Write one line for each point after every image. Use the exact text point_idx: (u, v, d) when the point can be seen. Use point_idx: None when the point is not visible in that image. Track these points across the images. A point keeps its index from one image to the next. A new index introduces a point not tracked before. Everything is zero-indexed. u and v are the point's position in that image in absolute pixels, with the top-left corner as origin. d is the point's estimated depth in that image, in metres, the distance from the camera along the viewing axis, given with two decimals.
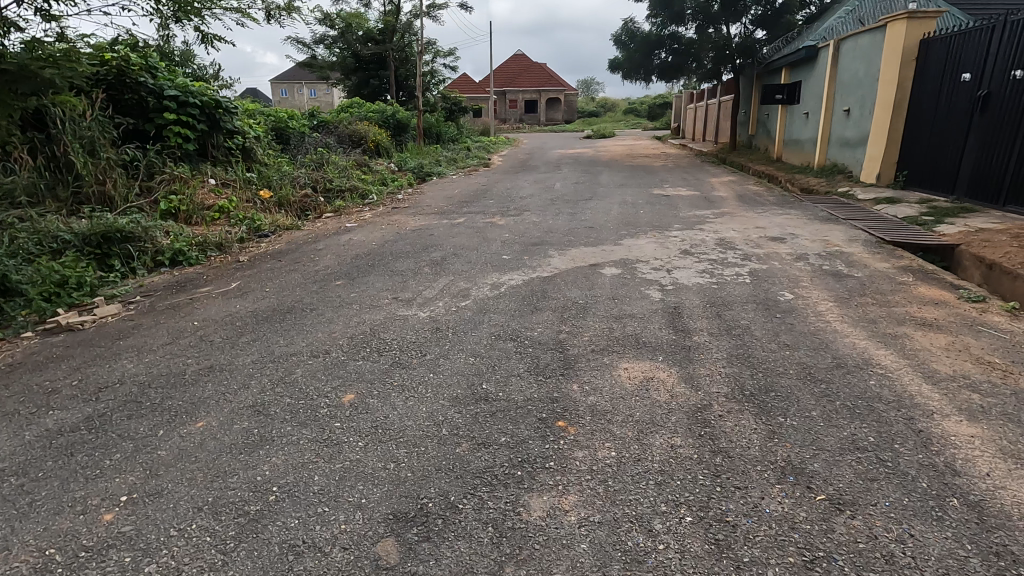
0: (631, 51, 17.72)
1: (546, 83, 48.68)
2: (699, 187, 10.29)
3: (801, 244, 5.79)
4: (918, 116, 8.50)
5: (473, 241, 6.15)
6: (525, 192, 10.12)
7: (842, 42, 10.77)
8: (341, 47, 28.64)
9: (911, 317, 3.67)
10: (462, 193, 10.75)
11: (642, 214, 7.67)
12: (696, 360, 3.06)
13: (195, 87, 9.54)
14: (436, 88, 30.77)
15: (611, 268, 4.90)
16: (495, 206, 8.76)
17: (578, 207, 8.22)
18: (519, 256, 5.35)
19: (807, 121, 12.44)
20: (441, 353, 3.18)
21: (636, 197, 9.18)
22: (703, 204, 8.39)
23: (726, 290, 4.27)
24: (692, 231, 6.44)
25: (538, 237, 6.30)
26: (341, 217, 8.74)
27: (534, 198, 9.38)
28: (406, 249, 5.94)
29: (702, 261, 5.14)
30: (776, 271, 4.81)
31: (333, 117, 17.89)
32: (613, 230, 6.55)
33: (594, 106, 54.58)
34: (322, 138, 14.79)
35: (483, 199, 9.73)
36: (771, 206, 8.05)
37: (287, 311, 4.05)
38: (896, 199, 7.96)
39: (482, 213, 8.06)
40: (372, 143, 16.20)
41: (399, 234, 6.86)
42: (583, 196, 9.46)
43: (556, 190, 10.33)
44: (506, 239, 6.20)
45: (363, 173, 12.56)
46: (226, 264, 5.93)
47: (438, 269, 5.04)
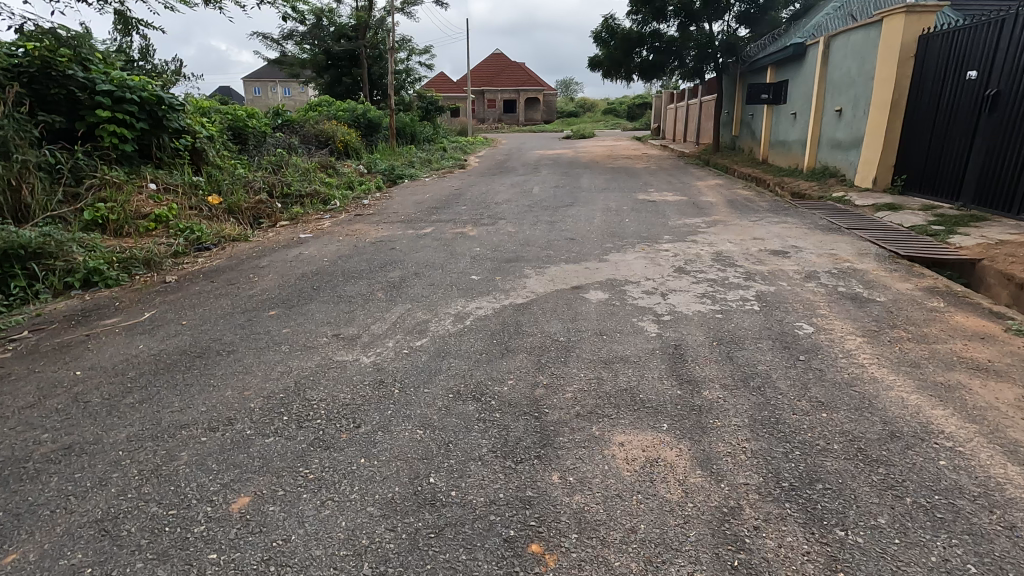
0: (612, 49, 17.12)
1: (525, 82, 48.07)
2: (686, 192, 9.69)
3: (807, 259, 5.18)
4: (918, 116, 7.99)
5: (439, 257, 5.42)
6: (501, 198, 9.40)
7: (832, 39, 10.26)
8: (312, 44, 27.59)
9: (959, 358, 3.05)
10: (433, 198, 9.99)
11: (628, 222, 7.03)
12: (710, 429, 2.38)
13: (134, 82, 8.62)
14: (411, 87, 29.86)
15: (596, 292, 4.22)
16: (468, 213, 8.03)
17: (558, 215, 7.54)
18: (490, 277, 4.63)
19: (795, 122, 11.92)
20: (383, 422, 2.44)
21: (620, 203, 8.53)
22: (692, 211, 7.77)
23: (733, 322, 3.62)
24: (685, 243, 5.78)
25: (513, 251, 5.59)
26: (297, 226, 7.95)
27: (510, 204, 8.67)
28: (362, 267, 5.19)
29: (699, 281, 4.48)
30: (786, 295, 4.18)
31: (300, 116, 16.94)
32: (596, 243, 5.87)
33: (574, 106, 54.12)
34: (285, 138, 13.87)
35: (455, 204, 9.00)
36: (765, 213, 7.46)
37: (198, 356, 3.26)
38: (898, 206, 7.43)
39: (453, 222, 7.33)
40: (340, 143, 15.32)
41: (357, 248, 6.09)
42: (563, 202, 8.78)
43: (534, 195, 9.64)
44: (477, 254, 5.48)
45: (328, 176, 11.72)
46: (149, 285, 5.08)
47: (395, 293, 4.30)
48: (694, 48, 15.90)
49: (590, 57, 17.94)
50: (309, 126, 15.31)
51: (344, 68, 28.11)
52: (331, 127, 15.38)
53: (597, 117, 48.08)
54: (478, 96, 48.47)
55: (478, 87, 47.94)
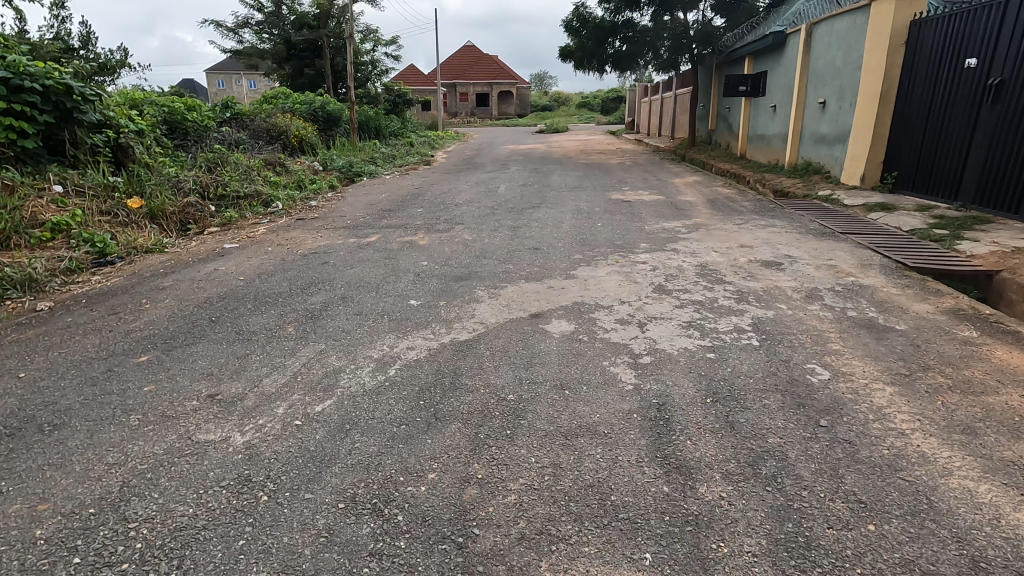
0: (583, 39, 16.35)
1: (497, 75, 47.10)
2: (663, 191, 8.99)
3: (804, 272, 4.50)
4: (910, 108, 7.41)
5: (379, 274, 4.59)
6: (463, 198, 8.55)
7: (815, 26, 9.65)
8: (273, 33, 26.22)
9: (1020, 416, 2.36)
10: (389, 199, 9.10)
11: (600, 227, 6.28)
12: (714, 563, 1.61)
13: (36, 68, 7.52)
14: (378, 79, 28.63)
15: (560, 321, 3.45)
16: (424, 217, 7.20)
17: (523, 219, 6.75)
18: (433, 302, 3.83)
19: (776, 115, 11.33)
20: (227, 564, 1.62)
21: (592, 204, 7.78)
22: (672, 214, 7.06)
23: (728, 363, 2.88)
24: (664, 254, 5.05)
25: (467, 265, 4.79)
26: (228, 233, 7.04)
27: (472, 206, 7.84)
28: (284, 288, 4.32)
29: (684, 305, 3.74)
30: (788, 321, 3.47)
31: (251, 109, 15.78)
32: (563, 254, 5.09)
33: (549, 100, 53.32)
34: (232, 133, 12.77)
35: (412, 206, 8.15)
36: (750, 215, 6.79)
37: (10, 434, 2.36)
38: (891, 206, 6.83)
39: (405, 228, 6.49)
40: (294, 138, 14.29)
41: (285, 262, 5.20)
42: (530, 203, 7.98)
43: (500, 195, 8.82)
44: (424, 269, 4.66)
45: (276, 174, 10.75)
46: (13, 315, 4.10)
47: (312, 325, 3.47)
48: (669, 39, 15.24)
49: (561, 47, 17.14)
50: (260, 120, 14.22)
51: (306, 58, 26.71)
52: (284, 121, 14.32)
53: (571, 111, 47.40)
54: (451, 89, 47.25)
55: (450, 80, 46.71)
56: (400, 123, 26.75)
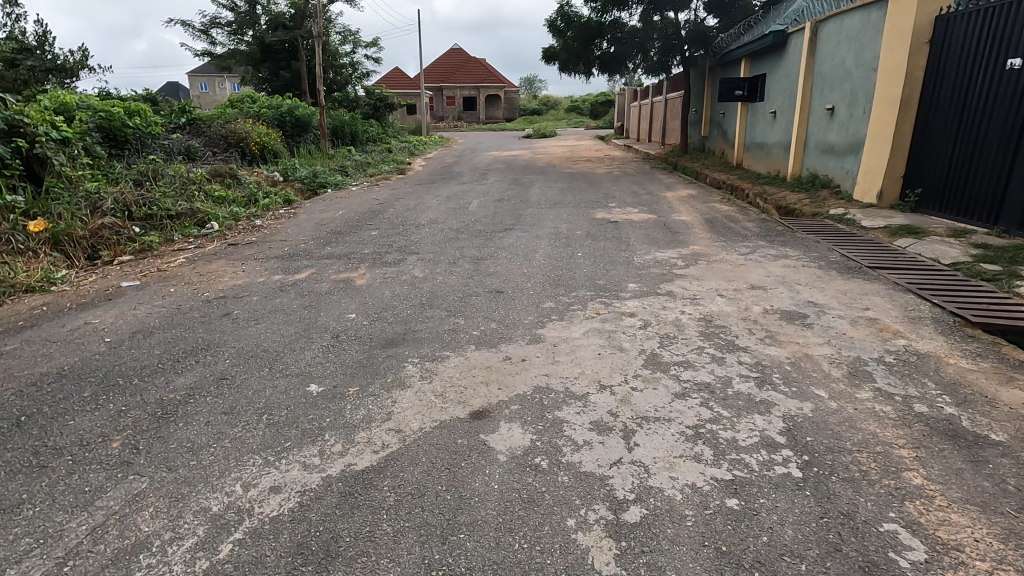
0: (568, 40, 15.40)
1: (484, 79, 46.14)
2: (654, 208, 7.99)
3: (837, 329, 3.49)
4: (936, 116, 6.46)
5: (290, 332, 3.53)
6: (427, 217, 7.51)
7: (821, 24, 8.72)
8: (247, 35, 25.11)
9: None
10: (344, 217, 8.03)
11: (581, 258, 5.27)
12: None
13: None
14: (358, 82, 27.53)
15: (513, 427, 2.42)
16: (376, 242, 6.15)
17: (491, 247, 5.72)
18: (342, 388, 2.78)
19: (776, 122, 10.39)
20: None
21: (572, 226, 6.76)
22: (666, 239, 6.04)
23: (761, 524, 1.84)
24: (657, 300, 4.03)
25: (406, 318, 3.74)
26: (142, 262, 5.96)
27: (436, 229, 6.80)
28: (153, 356, 3.26)
29: (686, 391, 2.71)
30: (836, 423, 2.44)
31: (211, 113, 14.64)
32: (531, 301, 4.06)
33: (538, 104, 52.40)
34: (182, 141, 11.64)
35: (368, 226, 7.12)
36: (756, 241, 5.80)
37: None
38: (919, 230, 5.87)
39: (348, 260, 5.43)
40: (255, 145, 13.18)
41: (180, 308, 4.13)
42: (503, 223, 6.95)
43: (471, 213, 7.77)
44: (350, 326, 3.61)
45: (224, 188, 9.72)
46: None
47: (152, 434, 2.40)
48: (659, 40, 14.34)
49: (545, 48, 16.18)
50: (218, 126, 13.13)
51: (281, 60, 25.55)
52: (245, 127, 13.24)
53: (561, 115, 46.52)
54: (437, 93, 46.20)
55: (436, 83, 45.65)
56: (380, 128, 25.66)
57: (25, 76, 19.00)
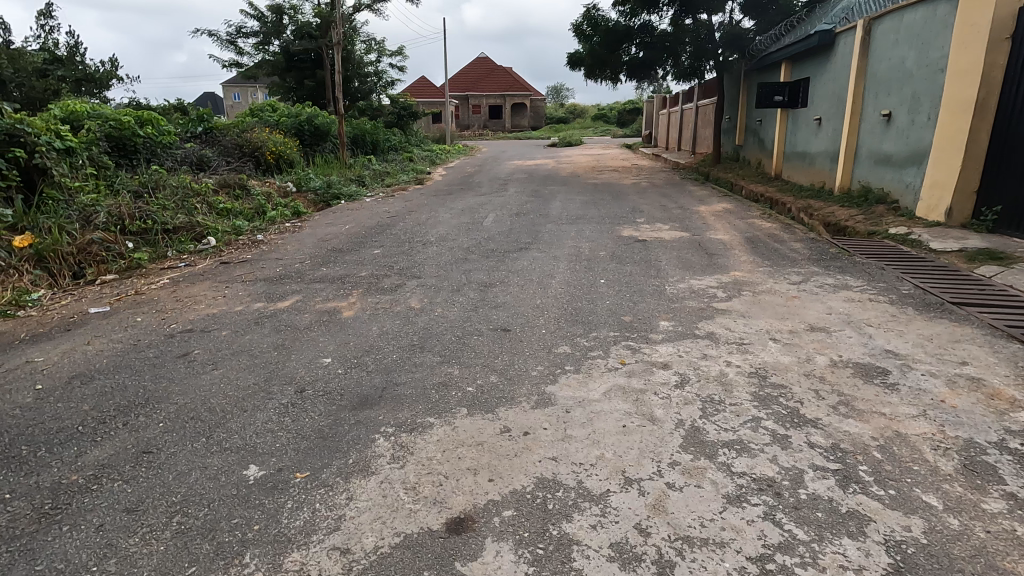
0: (594, 45, 14.74)
1: (511, 87, 45.80)
2: (687, 225, 7.23)
3: (933, 393, 2.72)
4: (1019, 123, 5.59)
5: (247, 383, 2.92)
6: (437, 233, 6.92)
7: (875, 22, 7.88)
8: (273, 45, 25.22)
9: None
10: (351, 232, 7.51)
11: (604, 285, 4.58)
12: None
13: None
14: (382, 91, 27.36)
15: (503, 550, 1.75)
16: (377, 263, 5.57)
17: (502, 270, 5.08)
18: (290, 473, 2.15)
19: (821, 130, 9.54)
20: None
21: (595, 245, 6.07)
22: (702, 263, 5.30)
23: None
24: (696, 347, 3.31)
25: (390, 365, 3.11)
26: (124, 282, 5.49)
27: (445, 247, 6.18)
28: (77, 413, 2.68)
29: (744, 493, 2.00)
30: (966, 560, 1.70)
31: (229, 122, 14.42)
32: (542, 344, 3.39)
33: (564, 112, 51.85)
34: (195, 151, 11.35)
35: (371, 243, 6.56)
36: (808, 266, 5.02)
37: None
38: (1004, 255, 5.00)
39: (341, 284, 4.85)
40: (270, 154, 12.85)
41: (137, 345, 3.58)
42: (519, 242, 6.30)
43: (485, 229, 7.15)
44: (320, 375, 2.99)
45: (231, 199, 9.34)
46: None
47: (19, 547, 1.80)
48: (691, 43, 13.60)
49: (570, 53, 15.55)
50: (234, 135, 12.87)
51: (306, 69, 25.52)
52: (260, 136, 12.94)
53: (587, 123, 45.84)
54: (463, 102, 46.08)
55: (462, 92, 45.49)
56: (403, 137, 25.39)
57: (54, 87, 19.27)
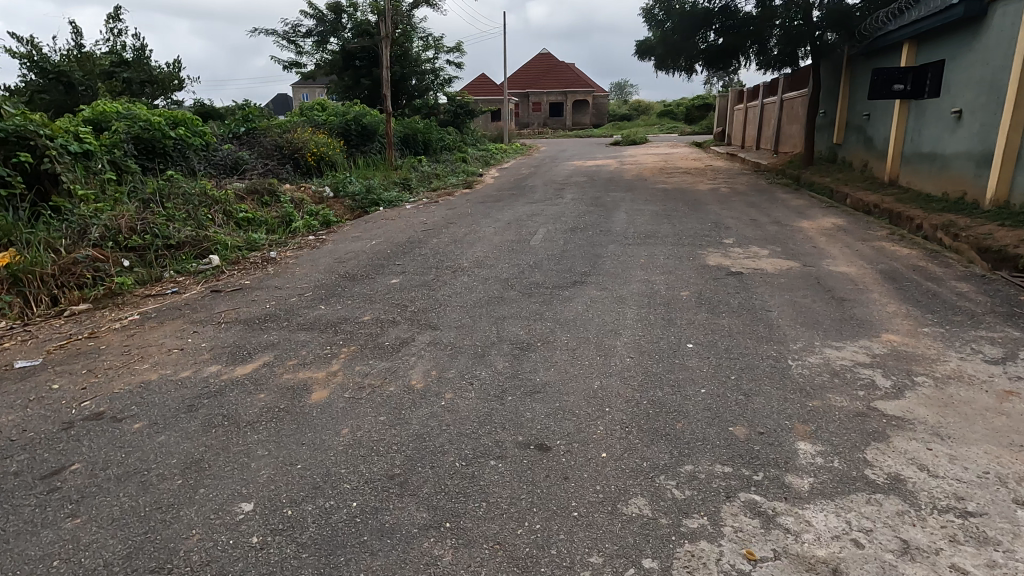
0: (667, 32, 13.06)
1: (572, 83, 44.20)
2: (792, 249, 5.61)
3: None
4: None
5: (93, 563, 1.73)
6: (473, 256, 5.71)
7: None
8: (331, 43, 24.96)
9: None
10: (376, 250, 6.40)
11: (692, 355, 3.15)
12: None
13: None
14: (439, 89, 26.45)
15: None
16: (389, 300, 4.37)
17: (547, 321, 3.74)
18: None
19: (962, 125, 7.59)
20: None
21: (674, 280, 4.62)
22: (831, 315, 3.74)
23: None
24: (879, 514, 1.87)
25: (340, 529, 1.85)
26: (93, 315, 4.59)
27: (479, 277, 4.91)
28: None
29: None
30: None
31: (273, 121, 13.84)
32: (598, 485, 2.05)
33: (628, 108, 49.55)
34: (230, 152, 10.69)
35: (392, 269, 5.40)
36: (1005, 331, 3.38)
37: None
38: None
39: (332, 335, 3.67)
40: (311, 155, 12.09)
41: (11, 442, 2.49)
42: (573, 271, 4.94)
43: (532, 251, 5.81)
44: (218, 550, 1.76)
45: (258, 207, 8.54)
46: None
47: None
48: (783, 26, 11.65)
49: (638, 41, 13.93)
50: (275, 136, 12.22)
51: (363, 67, 24.92)
52: (302, 137, 12.24)
53: (652, 120, 43.52)
54: (523, 99, 44.82)
55: (522, 89, 44.26)
56: (458, 136, 24.40)
57: (120, 88, 19.62)
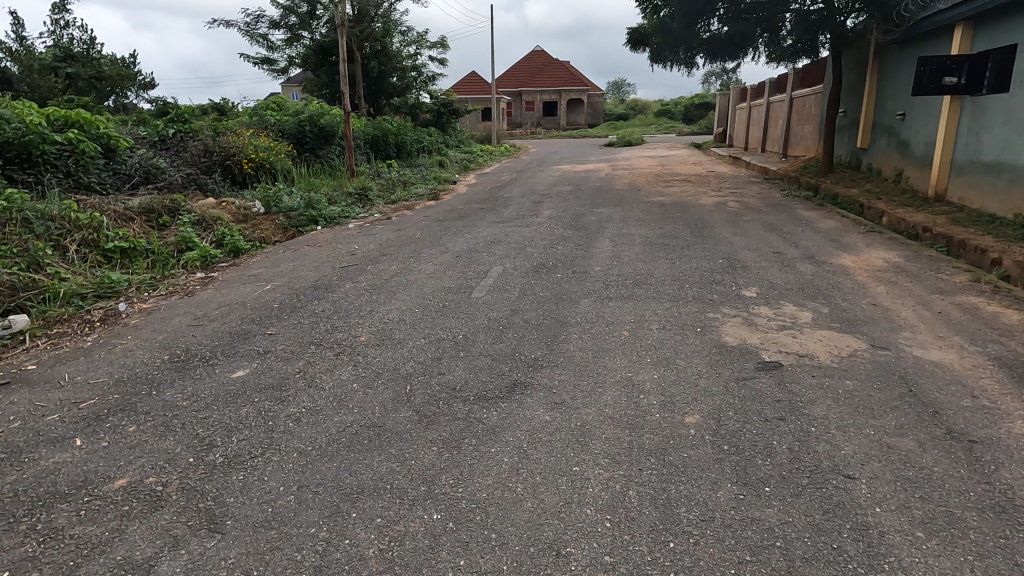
0: (663, 19, 11.31)
1: (566, 81, 42.49)
2: (844, 311, 3.87)
3: None
4: None
5: None
6: (384, 318, 3.99)
7: None
8: (303, 37, 23.18)
9: None
10: (265, 300, 4.69)
11: None
12: None
13: None
14: (421, 87, 24.79)
15: None
16: (195, 428, 2.60)
17: (437, 507, 1.99)
18: None
19: None
20: None
21: (673, 382, 2.87)
22: (967, 494, 2.00)
23: None
24: None
25: None
26: None
27: (373, 367, 3.16)
28: None
29: None
30: None
31: (210, 123, 12.03)
32: None
33: (624, 108, 47.86)
34: (141, 159, 8.93)
35: (255, 346, 3.63)
36: None
37: None
38: None
39: (13, 545, 1.89)
40: (246, 163, 10.34)
41: None
42: (517, 358, 3.21)
43: (469, 310, 4.08)
44: None
45: (146, 232, 6.75)
46: None
47: None
48: (798, 11, 9.88)
49: (631, 28, 12.18)
50: (205, 139, 10.46)
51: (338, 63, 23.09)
52: (237, 140, 10.51)
53: (649, 119, 41.78)
54: (515, 97, 42.95)
55: (514, 88, 42.56)
56: (438, 137, 22.57)
57: (62, 85, 17.82)
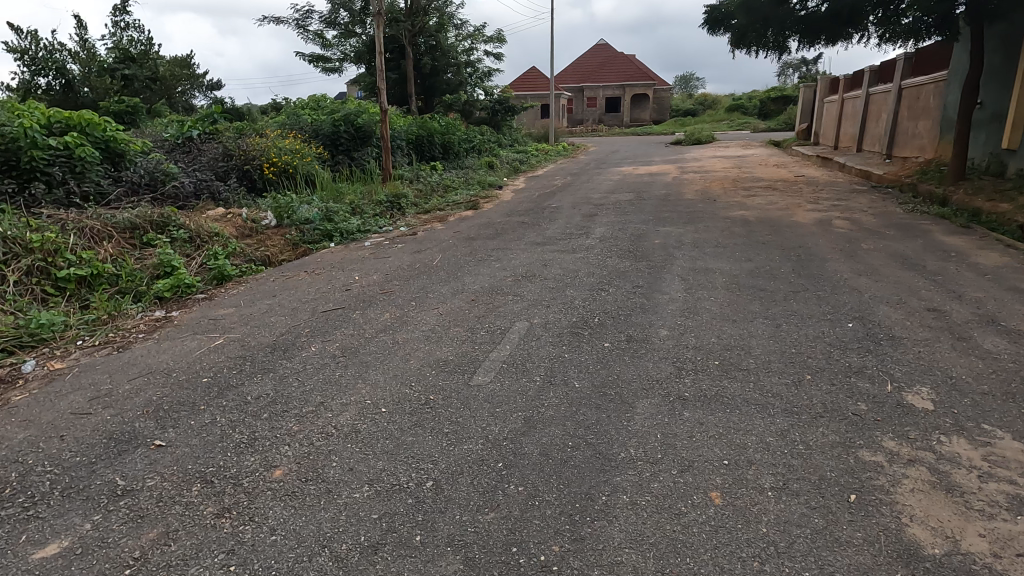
0: None
1: (631, 76, 40.32)
2: None
3: None
4: None
5: None
6: (332, 423, 2.62)
7: None
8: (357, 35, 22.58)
9: None
10: (203, 367, 3.45)
11: None
12: None
13: None
14: (476, 84, 23.64)
15: None
16: None
17: None
18: None
19: None
20: None
21: None
22: None
23: None
24: None
25: None
26: None
27: (254, 566, 1.78)
28: None
29: None
30: None
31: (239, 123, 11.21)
32: None
33: (692, 103, 44.98)
34: (149, 163, 8.10)
35: (120, 476, 2.34)
36: None
37: None
38: None
39: None
40: (268, 167, 9.39)
41: None
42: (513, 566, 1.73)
43: (461, 415, 2.64)
44: None
45: (121, 253, 5.73)
46: None
47: None
48: None
49: (709, 7, 10.30)
50: (226, 141, 9.58)
51: None
52: (259, 143, 9.57)
53: (720, 115, 38.88)
54: (577, 93, 41.08)
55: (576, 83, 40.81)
56: (491, 136, 21.24)
57: (119, 87, 17.82)
